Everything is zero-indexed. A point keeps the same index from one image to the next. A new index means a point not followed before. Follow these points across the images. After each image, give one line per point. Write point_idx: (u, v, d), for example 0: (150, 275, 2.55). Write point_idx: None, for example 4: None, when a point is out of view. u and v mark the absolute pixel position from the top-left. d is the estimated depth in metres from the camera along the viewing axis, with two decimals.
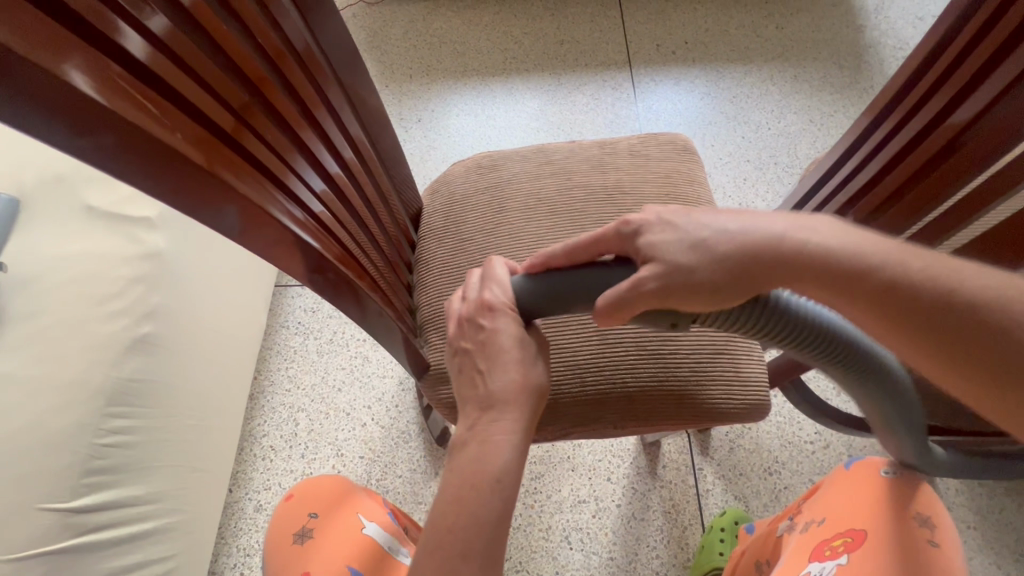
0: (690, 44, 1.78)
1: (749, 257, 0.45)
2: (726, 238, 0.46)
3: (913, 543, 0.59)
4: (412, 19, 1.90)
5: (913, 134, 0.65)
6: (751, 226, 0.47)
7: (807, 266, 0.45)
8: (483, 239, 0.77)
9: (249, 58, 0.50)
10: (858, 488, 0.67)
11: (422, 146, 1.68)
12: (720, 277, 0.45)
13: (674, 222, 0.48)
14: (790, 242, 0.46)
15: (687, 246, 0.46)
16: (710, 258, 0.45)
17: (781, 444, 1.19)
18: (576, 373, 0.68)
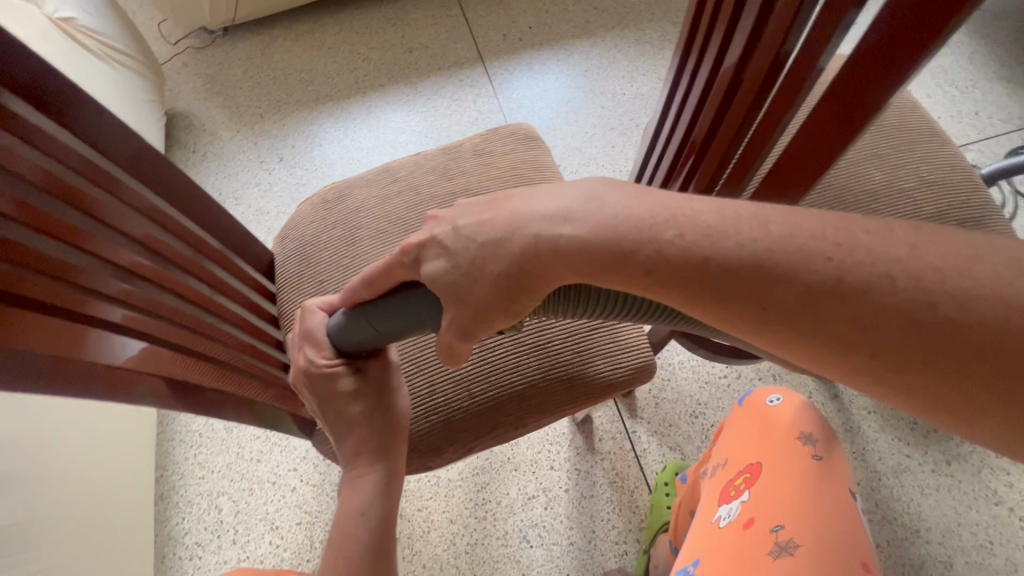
0: (535, 28, 1.82)
1: (522, 263, 0.44)
2: (493, 243, 0.45)
3: (802, 459, 0.69)
4: (249, 56, 1.80)
5: (704, 80, 0.63)
6: (521, 221, 0.44)
7: (583, 258, 0.43)
8: (342, 276, 0.74)
9: (9, 198, 0.45)
10: (751, 425, 0.77)
11: (290, 185, 1.60)
12: (498, 295, 0.46)
13: (446, 241, 0.47)
14: (560, 238, 0.43)
15: (462, 270, 0.46)
16: (485, 274, 0.45)
17: (700, 386, 1.25)
18: (462, 386, 0.67)
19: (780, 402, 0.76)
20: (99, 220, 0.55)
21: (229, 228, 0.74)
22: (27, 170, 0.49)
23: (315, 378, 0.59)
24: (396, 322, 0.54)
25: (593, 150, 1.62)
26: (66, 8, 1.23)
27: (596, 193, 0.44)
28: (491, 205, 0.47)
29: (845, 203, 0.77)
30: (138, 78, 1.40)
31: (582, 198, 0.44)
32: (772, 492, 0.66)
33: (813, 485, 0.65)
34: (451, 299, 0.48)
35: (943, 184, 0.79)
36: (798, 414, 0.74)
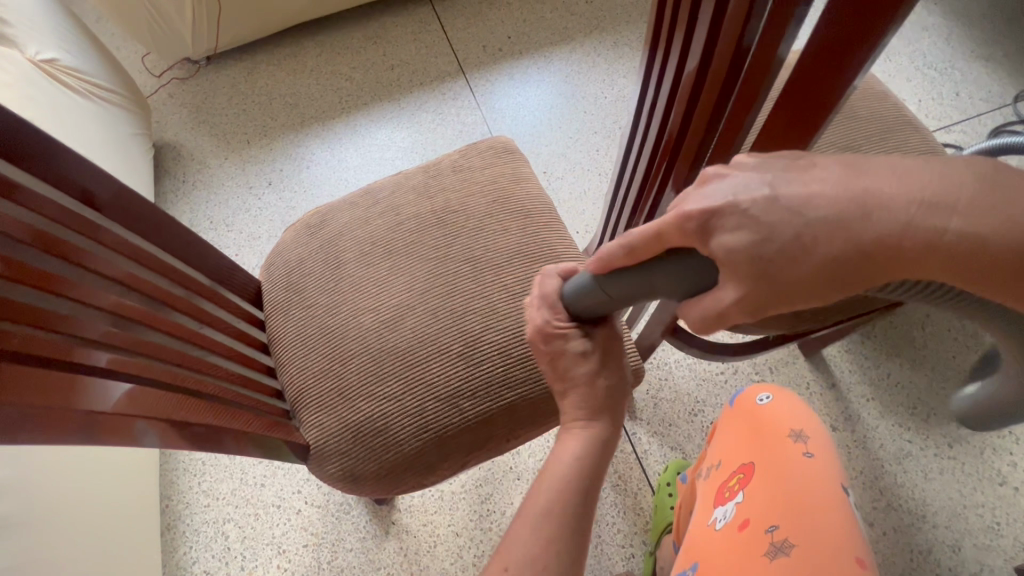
0: (514, 38, 1.83)
1: (874, 247, 0.34)
2: (833, 218, 0.35)
3: (794, 457, 0.69)
4: (234, 83, 1.82)
5: (670, 85, 0.64)
6: (877, 197, 0.34)
7: (975, 252, 0.32)
8: (327, 300, 0.75)
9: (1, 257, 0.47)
10: (743, 425, 0.77)
11: (280, 208, 1.61)
12: (830, 273, 0.36)
13: (756, 210, 0.36)
14: (944, 233, 0.33)
15: (771, 245, 0.36)
16: (811, 254, 0.35)
17: (697, 383, 1.25)
18: (450, 403, 0.68)
19: (769, 400, 0.77)
20: (87, 268, 0.56)
21: (212, 261, 0.75)
22: (16, 229, 0.51)
23: (549, 339, 0.55)
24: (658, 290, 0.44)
25: (578, 155, 1.63)
26: (49, 51, 1.25)
27: (990, 172, 0.33)
28: (831, 168, 0.36)
29: None
30: (124, 113, 1.42)
31: (969, 173, 0.33)
32: (765, 493, 0.67)
33: (805, 482, 0.66)
34: (754, 279, 0.37)
35: None
36: (789, 412, 0.75)
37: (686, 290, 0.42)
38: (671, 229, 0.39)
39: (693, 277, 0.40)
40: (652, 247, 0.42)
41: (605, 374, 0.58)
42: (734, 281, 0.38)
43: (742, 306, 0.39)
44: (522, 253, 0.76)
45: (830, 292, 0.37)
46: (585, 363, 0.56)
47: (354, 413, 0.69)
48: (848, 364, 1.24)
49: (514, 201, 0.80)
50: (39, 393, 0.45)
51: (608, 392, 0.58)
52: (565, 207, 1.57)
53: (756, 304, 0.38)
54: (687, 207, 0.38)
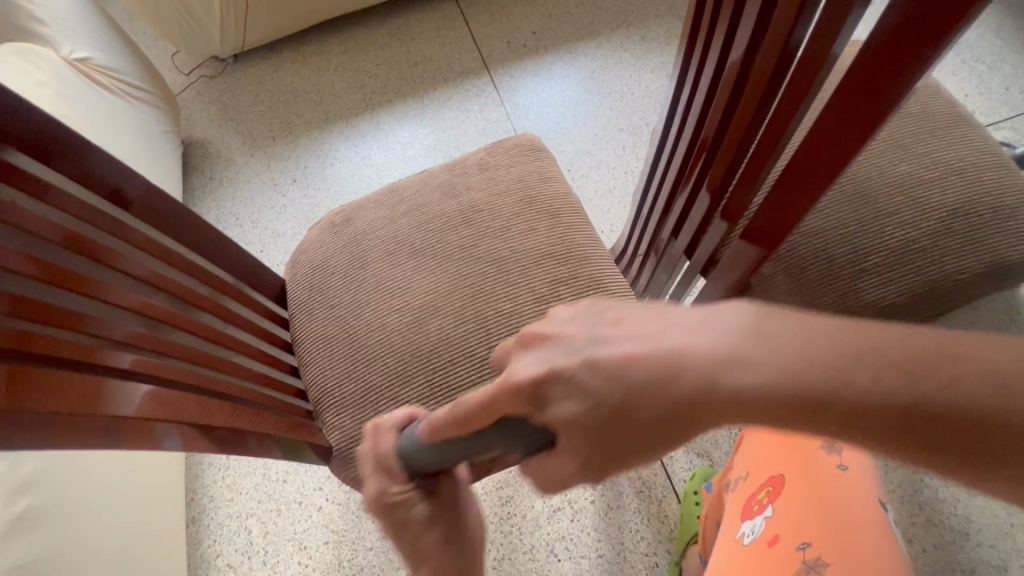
0: (538, 33, 1.80)
1: (680, 409, 0.38)
2: (643, 385, 0.38)
3: (829, 470, 0.66)
4: (260, 81, 1.83)
5: (711, 78, 0.61)
6: (685, 359, 0.38)
7: (769, 401, 0.36)
8: (351, 300, 0.74)
9: (31, 258, 0.48)
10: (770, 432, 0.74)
11: (304, 205, 1.62)
12: (648, 436, 0.40)
13: (581, 378, 0.39)
14: (734, 388, 0.37)
15: (592, 404, 0.39)
16: (636, 417, 0.39)
17: None
18: None
19: None
20: (116, 266, 0.57)
21: (237, 258, 0.75)
22: (42, 228, 0.51)
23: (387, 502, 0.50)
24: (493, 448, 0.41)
25: (603, 153, 1.60)
26: (82, 48, 1.27)
27: (762, 327, 0.38)
28: (644, 330, 0.40)
29: (867, 198, 0.74)
30: (154, 111, 1.44)
31: (768, 329, 0.38)
32: (796, 509, 0.64)
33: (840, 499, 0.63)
34: (590, 442, 0.41)
35: (973, 172, 0.74)
36: None
37: (531, 445, 0.41)
38: (504, 403, 0.39)
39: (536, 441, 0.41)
40: (487, 413, 0.41)
41: (455, 539, 0.53)
42: (569, 445, 0.41)
43: (581, 463, 0.42)
44: (548, 253, 0.73)
45: (657, 443, 0.41)
46: (431, 531, 0.51)
47: (378, 416, 0.68)
48: None
49: (541, 200, 0.78)
50: (68, 394, 0.44)
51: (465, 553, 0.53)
52: (590, 205, 1.54)
53: (598, 466, 0.42)
54: (515, 380, 0.39)
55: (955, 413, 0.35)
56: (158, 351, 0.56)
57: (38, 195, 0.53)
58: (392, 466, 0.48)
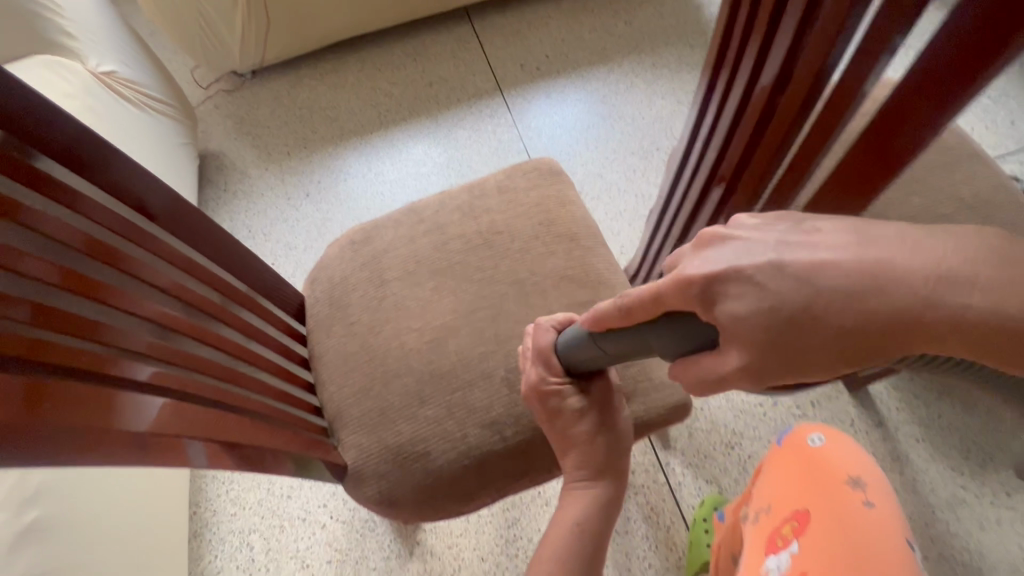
0: (552, 58, 1.84)
1: (889, 327, 0.33)
2: (839, 294, 0.34)
3: (853, 507, 0.65)
4: (277, 96, 1.87)
5: (734, 112, 0.63)
6: (892, 271, 0.33)
7: (994, 332, 0.32)
8: (370, 319, 0.74)
9: (54, 265, 0.48)
10: (792, 465, 0.74)
11: (316, 220, 1.63)
12: (828, 355, 0.35)
13: (761, 276, 0.36)
14: (958, 312, 0.32)
15: (770, 310, 0.35)
16: (826, 325, 0.34)
17: (735, 415, 1.21)
18: (493, 431, 0.67)
19: (822, 442, 0.73)
20: (135, 276, 0.57)
21: (258, 271, 0.75)
22: (66, 235, 0.51)
23: (541, 394, 0.60)
24: (658, 344, 0.43)
25: (614, 176, 1.62)
26: (107, 63, 1.30)
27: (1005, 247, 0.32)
28: (839, 235, 0.35)
29: None
30: (173, 123, 1.47)
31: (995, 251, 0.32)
32: (821, 545, 0.64)
33: (864, 532, 0.62)
34: (762, 350, 0.36)
35: (987, 207, 0.75)
36: (846, 457, 0.71)
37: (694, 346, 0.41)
38: (671, 297, 0.39)
39: (696, 336, 0.41)
40: (651, 308, 0.41)
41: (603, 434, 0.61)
42: (735, 347, 0.38)
43: (745, 372, 0.38)
44: (566, 277, 0.74)
45: (833, 364, 0.36)
46: (583, 422, 0.60)
47: (395, 435, 0.68)
48: (896, 403, 1.19)
49: (560, 224, 0.79)
50: (89, 407, 0.43)
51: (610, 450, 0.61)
52: (602, 226, 1.56)
53: (766, 373, 0.38)
54: (687, 272, 0.38)
55: None
56: (173, 362, 0.56)
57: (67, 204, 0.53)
58: (553, 362, 0.59)
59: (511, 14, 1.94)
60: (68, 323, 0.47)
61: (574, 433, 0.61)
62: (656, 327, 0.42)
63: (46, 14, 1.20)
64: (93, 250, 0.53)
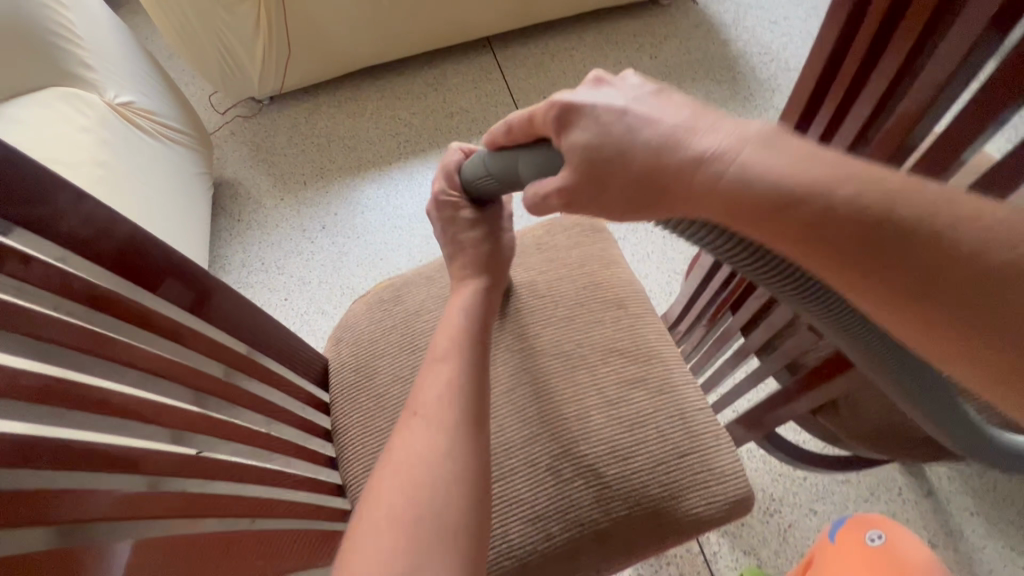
0: (575, 91, 1.81)
1: (662, 176, 0.44)
2: (648, 144, 0.45)
3: None
4: (294, 123, 1.83)
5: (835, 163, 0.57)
6: (690, 137, 0.43)
7: (740, 195, 0.40)
8: (400, 391, 0.68)
9: (48, 379, 0.41)
10: (854, 563, 0.78)
11: (333, 253, 1.58)
12: (627, 193, 0.47)
13: (602, 116, 0.48)
14: (719, 171, 0.41)
15: (599, 137, 0.48)
16: (626, 162, 0.46)
17: (773, 478, 1.14)
18: (535, 525, 0.60)
19: (881, 540, 0.78)
20: (135, 366, 0.49)
21: (275, 333, 0.68)
22: (63, 333, 0.43)
23: (441, 204, 0.70)
24: (521, 168, 0.58)
25: None
26: (125, 93, 1.26)
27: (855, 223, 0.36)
28: (680, 104, 0.46)
29: None
30: (189, 152, 1.43)
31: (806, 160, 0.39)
32: None
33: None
34: (581, 174, 0.49)
35: None
36: (909, 559, 0.74)
37: (544, 168, 0.55)
38: (540, 121, 0.53)
39: (547, 162, 0.55)
40: (526, 129, 0.57)
41: (489, 245, 0.70)
42: (566, 169, 0.50)
43: (562, 192, 0.52)
44: (615, 349, 0.68)
45: (630, 207, 0.48)
46: (472, 231, 0.69)
47: None
48: (946, 470, 1.11)
49: (606, 289, 0.73)
50: None
51: (492, 264, 0.69)
52: (633, 265, 1.47)
53: (579, 204, 0.51)
54: (556, 98, 0.51)
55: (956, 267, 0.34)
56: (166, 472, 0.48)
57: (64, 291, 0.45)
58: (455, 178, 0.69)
59: (534, 45, 1.91)
60: (41, 451, 0.39)
61: (464, 240, 0.70)
62: (526, 150, 0.57)
63: (67, 47, 1.17)
64: (88, 344, 0.45)
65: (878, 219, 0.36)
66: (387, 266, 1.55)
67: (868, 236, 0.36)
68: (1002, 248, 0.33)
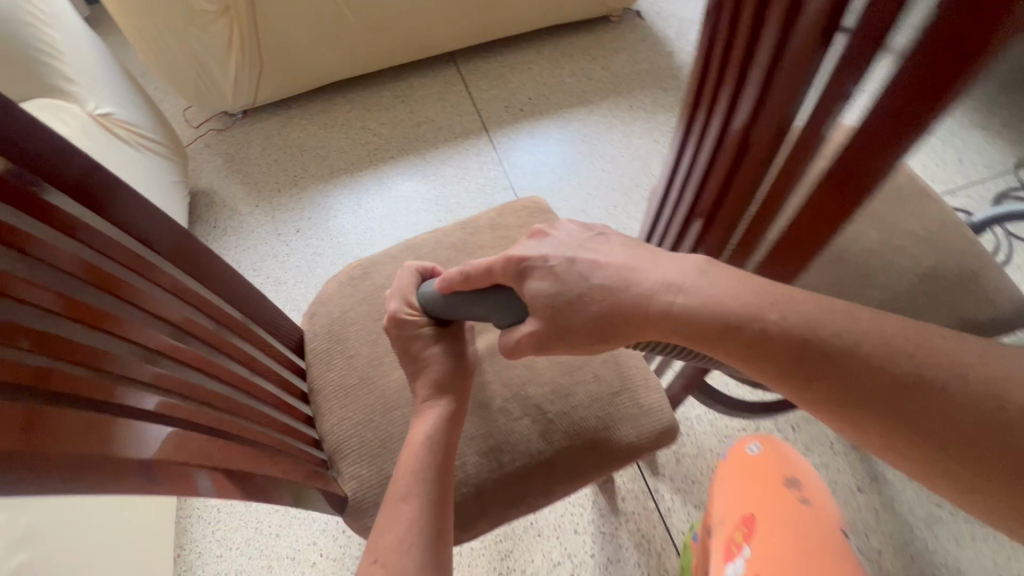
0: (534, 100, 1.94)
1: (619, 314, 0.52)
2: (602, 287, 0.52)
3: (791, 503, 0.77)
4: (268, 136, 1.92)
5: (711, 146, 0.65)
6: (634, 275, 0.52)
7: (689, 319, 0.49)
8: (369, 350, 0.77)
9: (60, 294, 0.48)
10: (740, 473, 0.85)
11: (308, 254, 1.66)
12: (595, 332, 0.53)
13: (556, 268, 0.54)
14: (667, 303, 0.50)
15: (551, 276, 0.54)
16: (585, 310, 0.53)
17: (719, 439, 1.25)
18: (491, 455, 0.69)
19: (759, 450, 0.86)
20: (134, 304, 0.57)
21: (260, 308, 0.78)
22: (70, 262, 0.51)
23: (399, 324, 0.66)
24: (488, 313, 0.60)
25: (596, 210, 1.70)
26: (105, 105, 1.33)
27: (804, 347, 0.45)
28: (619, 249, 0.54)
29: (847, 263, 0.80)
30: (165, 162, 1.49)
31: (736, 287, 0.49)
32: (770, 544, 0.73)
33: (811, 545, 0.71)
34: (547, 320, 0.54)
35: (935, 239, 0.82)
36: (783, 463, 0.83)
37: (514, 316, 0.58)
38: (499, 271, 0.57)
39: (515, 310, 0.57)
40: (484, 278, 0.59)
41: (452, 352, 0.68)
42: (534, 318, 0.55)
43: (533, 336, 0.56)
44: None
45: (597, 343, 0.55)
46: (435, 347, 0.66)
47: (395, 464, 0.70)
48: None
49: None
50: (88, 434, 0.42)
51: (457, 375, 0.68)
52: None
53: (547, 343, 0.56)
54: (511, 253, 0.56)
55: (887, 371, 0.43)
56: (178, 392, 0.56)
57: (73, 233, 0.54)
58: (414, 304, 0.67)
59: (495, 60, 2.05)
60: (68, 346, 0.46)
61: (426, 355, 0.67)
62: (490, 297, 0.59)
63: (48, 60, 1.23)
64: (92, 277, 0.53)
65: (807, 344, 0.45)
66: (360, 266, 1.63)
67: (802, 357, 0.45)
68: (902, 361, 0.43)
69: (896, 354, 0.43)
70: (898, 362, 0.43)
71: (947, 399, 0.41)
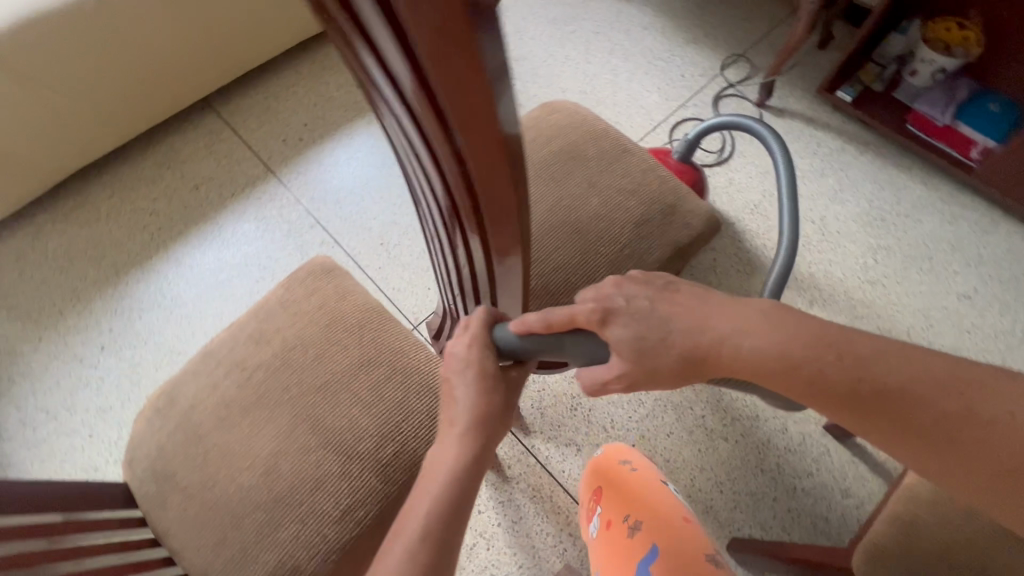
0: (310, 125, 1.90)
1: (692, 355, 0.66)
2: (686, 332, 0.65)
3: (621, 472, 0.96)
4: (19, 256, 1.66)
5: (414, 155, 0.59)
6: (706, 326, 0.65)
7: (763, 361, 0.63)
8: (201, 475, 0.79)
9: None
10: (592, 467, 1.02)
11: (126, 368, 1.53)
12: (674, 370, 0.67)
13: (637, 319, 0.65)
14: (741, 346, 0.64)
15: (630, 331, 0.65)
16: (664, 353, 0.66)
17: (568, 382, 1.45)
18: (339, 517, 0.77)
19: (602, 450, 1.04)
20: None
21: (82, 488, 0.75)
22: None
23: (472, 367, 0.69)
24: (572, 352, 0.68)
25: (406, 217, 1.76)
26: None
27: (859, 391, 0.60)
28: (688, 299, 0.67)
29: (584, 233, 0.98)
30: None
31: (796, 337, 0.62)
32: (614, 506, 0.93)
33: (655, 497, 0.91)
34: (633, 363, 0.66)
35: (644, 189, 1.03)
36: (616, 449, 1.01)
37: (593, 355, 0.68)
38: (587, 316, 0.65)
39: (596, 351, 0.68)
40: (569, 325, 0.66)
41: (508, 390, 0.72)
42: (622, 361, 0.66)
43: (623, 377, 0.68)
44: (364, 361, 0.85)
45: (677, 380, 0.68)
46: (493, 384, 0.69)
47: (260, 565, 0.75)
48: None
49: (346, 318, 0.88)
50: None
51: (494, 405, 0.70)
52: (413, 268, 1.69)
53: (631, 377, 0.68)
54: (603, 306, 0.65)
55: (932, 409, 0.57)
56: None
57: None
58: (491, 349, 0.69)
59: (255, 93, 1.94)
60: None
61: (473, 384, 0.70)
62: (577, 341, 0.67)
63: None
64: None
65: (862, 383, 0.60)
66: (187, 359, 1.55)
67: (858, 396, 0.60)
68: (950, 399, 0.57)
69: (948, 392, 0.57)
70: (952, 403, 0.57)
71: (989, 427, 0.55)
